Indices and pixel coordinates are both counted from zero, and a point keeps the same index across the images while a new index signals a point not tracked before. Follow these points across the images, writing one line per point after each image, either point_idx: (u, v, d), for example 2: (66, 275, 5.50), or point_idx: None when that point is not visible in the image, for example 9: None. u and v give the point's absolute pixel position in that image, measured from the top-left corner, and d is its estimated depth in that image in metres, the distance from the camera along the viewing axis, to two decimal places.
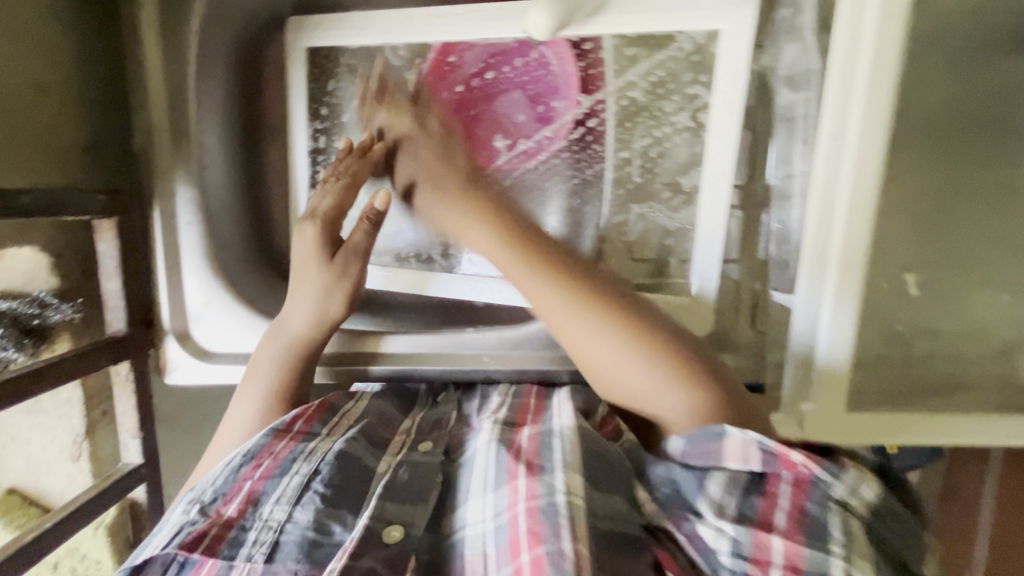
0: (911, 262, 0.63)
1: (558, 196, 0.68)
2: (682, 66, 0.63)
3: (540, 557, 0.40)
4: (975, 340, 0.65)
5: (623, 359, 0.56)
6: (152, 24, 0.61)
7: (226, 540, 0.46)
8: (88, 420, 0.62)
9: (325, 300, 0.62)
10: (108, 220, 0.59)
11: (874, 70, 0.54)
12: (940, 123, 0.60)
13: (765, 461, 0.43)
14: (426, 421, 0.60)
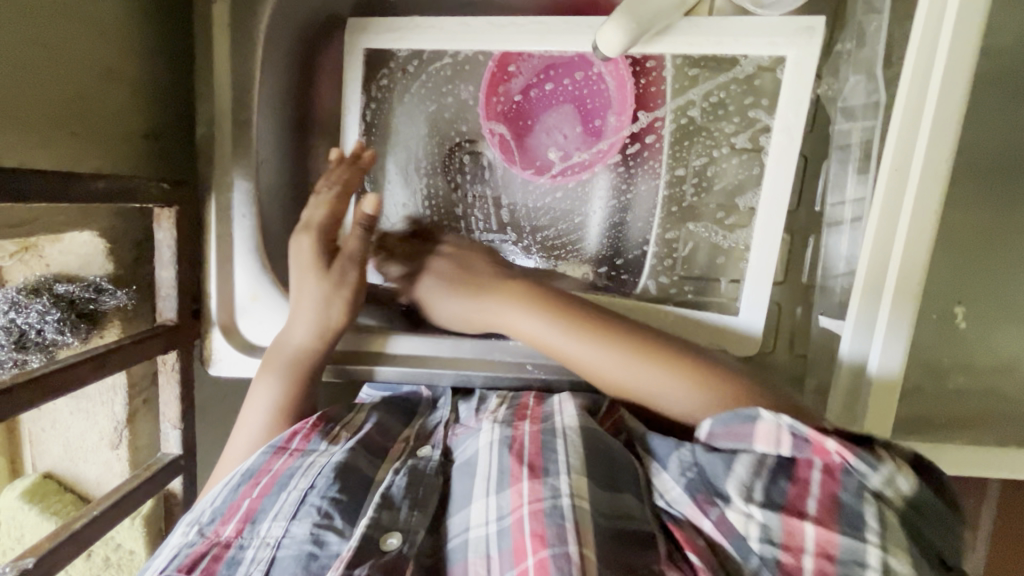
0: (959, 294, 0.61)
1: (610, 208, 0.69)
2: (744, 89, 0.63)
3: (546, 560, 0.39)
4: (1008, 375, 0.63)
5: (628, 367, 0.53)
6: (222, 18, 0.60)
7: (225, 560, 0.46)
8: (131, 408, 0.62)
9: (324, 313, 0.61)
10: (166, 209, 0.58)
11: (946, 91, 0.49)
12: (994, 151, 0.58)
13: (799, 448, 0.41)
14: (427, 427, 0.61)
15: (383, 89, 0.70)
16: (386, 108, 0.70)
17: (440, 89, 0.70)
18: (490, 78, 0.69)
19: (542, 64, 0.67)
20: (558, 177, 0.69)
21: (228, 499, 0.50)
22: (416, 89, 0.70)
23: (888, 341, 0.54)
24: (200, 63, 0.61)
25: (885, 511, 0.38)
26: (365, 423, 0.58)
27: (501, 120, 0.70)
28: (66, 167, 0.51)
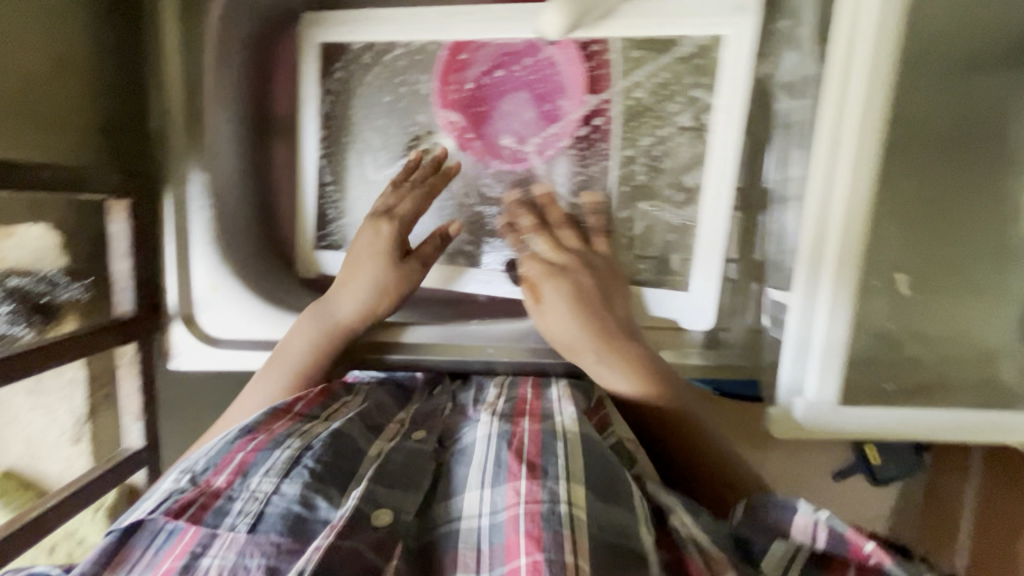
0: (899, 263, 0.69)
1: (568, 191, 0.69)
2: (686, 68, 0.65)
3: (539, 562, 0.41)
4: (959, 343, 0.71)
5: (611, 375, 0.61)
6: (172, 12, 0.62)
7: (212, 509, 0.47)
8: (91, 402, 0.62)
9: (378, 297, 0.64)
10: (121, 200, 0.60)
11: (873, 67, 0.52)
12: (936, 134, 0.67)
13: (835, 545, 0.46)
14: (422, 410, 0.63)
15: (337, 80, 0.68)
16: (342, 101, 0.68)
17: (393, 79, 0.69)
18: (444, 65, 0.69)
19: (497, 51, 0.68)
20: (513, 163, 0.70)
21: (220, 452, 0.52)
22: (371, 80, 0.69)
23: (832, 309, 0.57)
24: (151, 57, 0.63)
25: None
26: (364, 402, 0.61)
27: (456, 108, 0.70)
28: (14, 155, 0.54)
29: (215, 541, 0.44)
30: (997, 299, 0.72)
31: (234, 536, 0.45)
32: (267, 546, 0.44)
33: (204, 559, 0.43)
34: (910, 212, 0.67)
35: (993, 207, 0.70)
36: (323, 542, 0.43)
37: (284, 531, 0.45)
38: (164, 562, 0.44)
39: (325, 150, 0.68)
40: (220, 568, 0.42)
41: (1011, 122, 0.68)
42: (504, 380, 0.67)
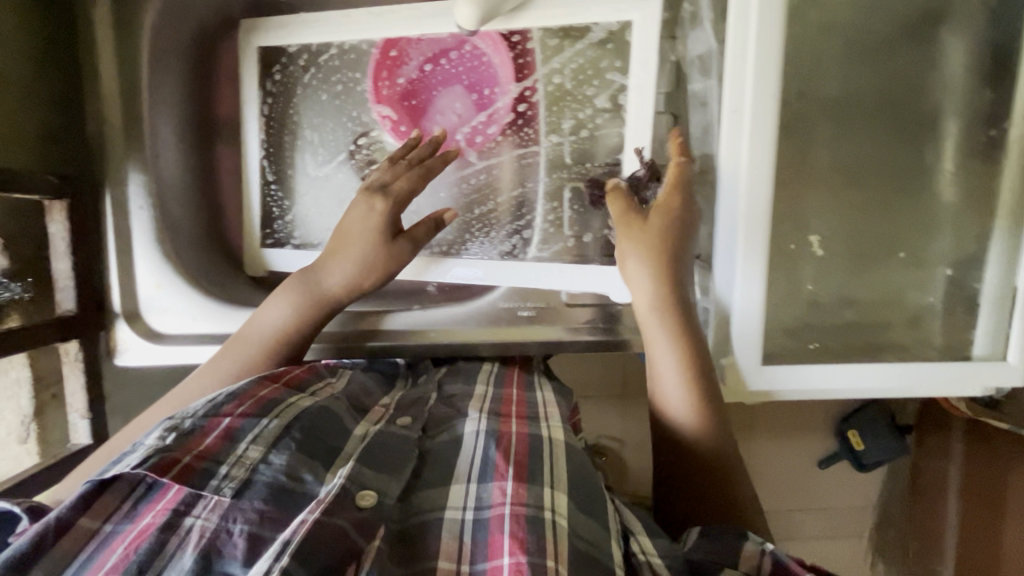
0: (813, 224, 0.71)
1: (506, 176, 0.73)
2: (599, 53, 0.68)
3: (521, 563, 0.44)
4: (891, 307, 0.72)
5: (664, 363, 0.59)
6: (106, 20, 0.65)
7: (197, 470, 0.49)
8: (37, 402, 0.64)
9: (366, 273, 0.65)
10: (59, 202, 0.62)
11: (761, 42, 0.57)
12: (844, 103, 0.69)
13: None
14: (405, 398, 0.66)
15: (276, 83, 0.72)
16: (281, 102, 0.72)
17: (329, 79, 0.72)
18: (377, 64, 0.72)
19: (427, 47, 0.71)
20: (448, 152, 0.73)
21: (208, 414, 0.54)
22: (307, 81, 0.72)
23: (744, 271, 0.60)
24: (87, 65, 0.65)
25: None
26: (347, 382, 0.66)
27: (391, 104, 0.73)
28: None
29: (200, 501, 0.47)
30: (915, 257, 0.72)
31: (220, 500, 0.47)
32: (249, 514, 0.46)
33: (188, 519, 0.45)
34: (824, 180, 0.70)
35: (910, 170, 0.71)
36: (309, 516, 0.45)
37: (267, 499, 0.48)
38: (146, 515, 0.46)
39: (266, 148, 0.72)
40: (203, 529, 0.45)
41: (929, 90, 0.69)
42: (489, 373, 0.70)
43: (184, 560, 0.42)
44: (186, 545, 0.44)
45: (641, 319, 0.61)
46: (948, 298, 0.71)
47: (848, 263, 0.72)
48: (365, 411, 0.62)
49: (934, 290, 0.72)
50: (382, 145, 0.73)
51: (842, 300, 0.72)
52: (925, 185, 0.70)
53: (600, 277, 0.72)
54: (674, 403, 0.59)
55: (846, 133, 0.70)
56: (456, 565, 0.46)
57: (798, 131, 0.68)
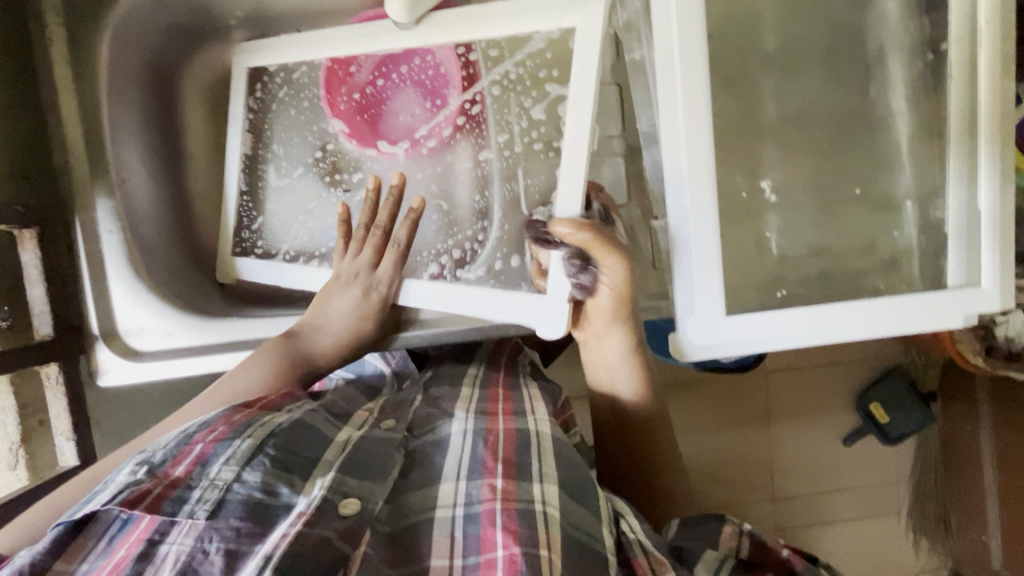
0: (765, 170, 0.70)
1: (467, 182, 0.71)
2: (539, 63, 0.65)
3: (515, 556, 0.47)
4: (863, 254, 0.71)
5: (628, 389, 0.69)
6: (61, 54, 0.67)
7: (171, 497, 0.51)
8: (23, 428, 0.66)
9: (349, 339, 0.71)
10: (28, 230, 0.64)
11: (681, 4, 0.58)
12: (786, 52, 0.70)
13: (755, 554, 0.60)
14: (390, 402, 0.73)
15: (258, 100, 0.77)
16: (260, 117, 0.76)
17: (298, 95, 0.75)
18: (328, 79, 0.74)
19: (377, 59, 0.72)
20: (399, 159, 0.74)
21: (179, 445, 0.57)
22: (280, 98, 0.76)
23: (694, 226, 0.60)
24: (48, 99, 0.67)
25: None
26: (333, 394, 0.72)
27: (348, 117, 0.75)
28: None
29: (174, 528, 0.49)
30: (886, 201, 0.71)
31: (195, 523, 0.50)
32: (226, 532, 0.49)
33: (163, 546, 0.48)
34: (779, 130, 0.71)
35: (859, 110, 0.70)
36: (291, 528, 0.48)
37: (244, 515, 0.50)
38: (121, 548, 0.50)
39: (246, 167, 0.76)
40: (178, 553, 0.47)
41: (870, 32, 0.69)
42: (475, 379, 0.75)
43: None
44: (163, 569, 0.47)
45: (600, 355, 0.68)
46: (923, 231, 0.69)
47: (813, 209, 0.72)
48: (348, 417, 0.68)
49: (906, 225, 0.70)
50: (343, 155, 0.75)
51: (813, 249, 0.71)
52: (875, 121, 0.70)
53: (517, 309, 0.65)
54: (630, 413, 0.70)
55: (793, 80, 0.70)
56: (449, 561, 0.50)
57: (741, 82, 0.68)
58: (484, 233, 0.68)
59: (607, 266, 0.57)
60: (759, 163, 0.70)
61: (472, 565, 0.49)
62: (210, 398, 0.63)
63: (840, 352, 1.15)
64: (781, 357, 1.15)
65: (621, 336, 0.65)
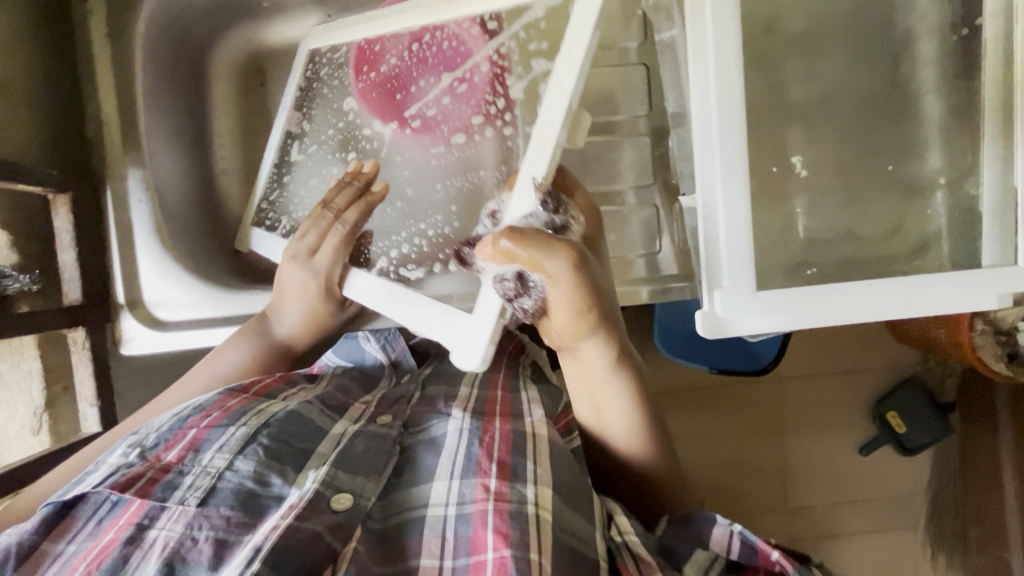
0: (795, 147, 0.70)
1: (488, 146, 0.68)
2: (532, 33, 0.65)
3: (506, 558, 0.50)
4: (891, 239, 0.70)
5: (619, 418, 0.61)
6: (99, 30, 0.69)
7: (161, 483, 0.54)
8: (48, 393, 0.66)
9: (307, 324, 0.70)
10: (61, 195, 0.64)
11: None
12: (815, 33, 0.70)
13: (748, 554, 0.57)
14: (388, 395, 0.70)
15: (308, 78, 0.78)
16: (307, 95, 0.77)
17: (334, 75, 0.76)
18: (356, 57, 0.75)
19: (392, 35, 0.71)
20: (411, 130, 0.73)
21: (173, 428, 0.58)
22: (320, 76, 0.77)
23: (725, 192, 0.58)
24: (86, 73, 0.69)
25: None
26: (328, 386, 0.69)
27: (371, 94, 0.75)
28: None
29: (164, 514, 0.51)
30: (913, 184, 0.70)
31: (185, 509, 0.51)
32: (216, 521, 0.51)
33: (151, 531, 0.50)
34: (809, 110, 0.70)
35: (891, 90, 0.70)
36: (282, 521, 0.50)
37: (234, 504, 0.52)
38: (109, 530, 0.51)
39: (290, 146, 0.77)
40: (167, 539, 0.49)
41: (900, 15, 0.69)
42: (475, 379, 0.72)
43: (148, 568, 0.47)
44: (151, 555, 0.48)
45: (582, 377, 0.60)
46: (952, 215, 0.69)
47: (840, 191, 0.71)
48: (342, 411, 0.65)
49: (936, 209, 0.70)
50: (356, 130, 0.76)
51: (838, 231, 0.71)
52: (906, 103, 0.70)
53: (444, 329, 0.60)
54: (627, 446, 0.63)
55: (818, 60, 0.70)
56: (439, 561, 0.52)
57: (769, 62, 0.68)
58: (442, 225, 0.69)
59: (552, 271, 0.48)
60: (786, 142, 0.70)
61: (462, 566, 0.52)
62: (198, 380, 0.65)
63: (857, 360, 1.14)
64: (796, 364, 1.14)
65: (600, 357, 0.57)
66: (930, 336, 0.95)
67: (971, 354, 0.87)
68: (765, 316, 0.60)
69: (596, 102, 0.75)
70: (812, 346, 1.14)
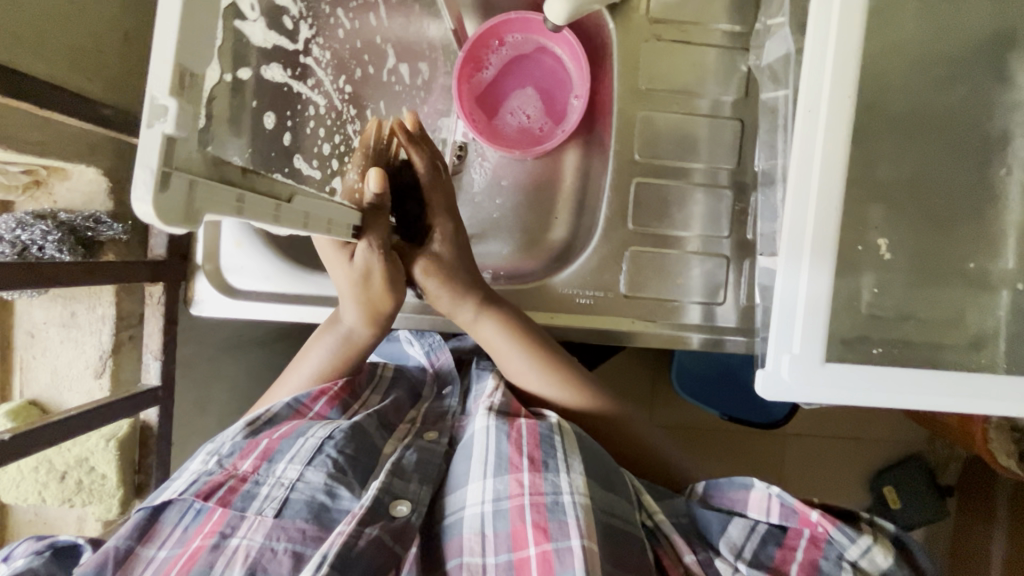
0: (881, 228, 0.71)
1: None
2: None
3: (546, 550, 0.51)
4: (953, 329, 0.71)
5: (513, 360, 0.72)
6: None
7: (239, 493, 0.57)
8: (116, 339, 0.66)
9: (366, 306, 0.68)
10: None
11: (838, 57, 0.57)
12: (914, 118, 0.71)
13: (786, 516, 0.60)
14: (433, 411, 0.73)
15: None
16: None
17: None
18: (465, 63, 0.82)
19: None
20: None
21: (246, 439, 0.62)
22: None
23: (813, 264, 0.59)
24: None
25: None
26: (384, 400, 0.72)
27: (463, 97, 0.82)
28: (79, 90, 0.58)
29: (244, 523, 0.55)
30: (978, 278, 0.72)
31: (264, 519, 0.55)
32: (293, 533, 0.54)
33: (233, 539, 0.53)
34: (896, 192, 0.71)
35: (978, 186, 0.72)
36: (345, 528, 0.53)
37: (309, 518, 0.55)
38: (196, 538, 0.55)
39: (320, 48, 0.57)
40: (248, 549, 0.52)
41: (993, 116, 0.71)
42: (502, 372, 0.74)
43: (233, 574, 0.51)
44: (234, 562, 0.52)
45: (468, 324, 0.73)
46: (1014, 318, 0.70)
47: (910, 274, 0.71)
48: (392, 428, 0.68)
49: (997, 309, 0.71)
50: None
51: (904, 313, 0.71)
52: (986, 201, 0.72)
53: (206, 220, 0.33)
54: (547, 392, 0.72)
55: (913, 145, 0.71)
56: (481, 557, 0.54)
57: (867, 140, 0.69)
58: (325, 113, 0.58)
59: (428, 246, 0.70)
60: (870, 221, 0.70)
61: (505, 561, 0.53)
62: (293, 380, 0.72)
63: (862, 427, 1.15)
64: (804, 424, 1.15)
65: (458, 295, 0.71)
66: (942, 421, 0.97)
67: (982, 444, 0.90)
68: (825, 389, 0.61)
69: (685, 149, 0.76)
70: (828, 412, 1.15)
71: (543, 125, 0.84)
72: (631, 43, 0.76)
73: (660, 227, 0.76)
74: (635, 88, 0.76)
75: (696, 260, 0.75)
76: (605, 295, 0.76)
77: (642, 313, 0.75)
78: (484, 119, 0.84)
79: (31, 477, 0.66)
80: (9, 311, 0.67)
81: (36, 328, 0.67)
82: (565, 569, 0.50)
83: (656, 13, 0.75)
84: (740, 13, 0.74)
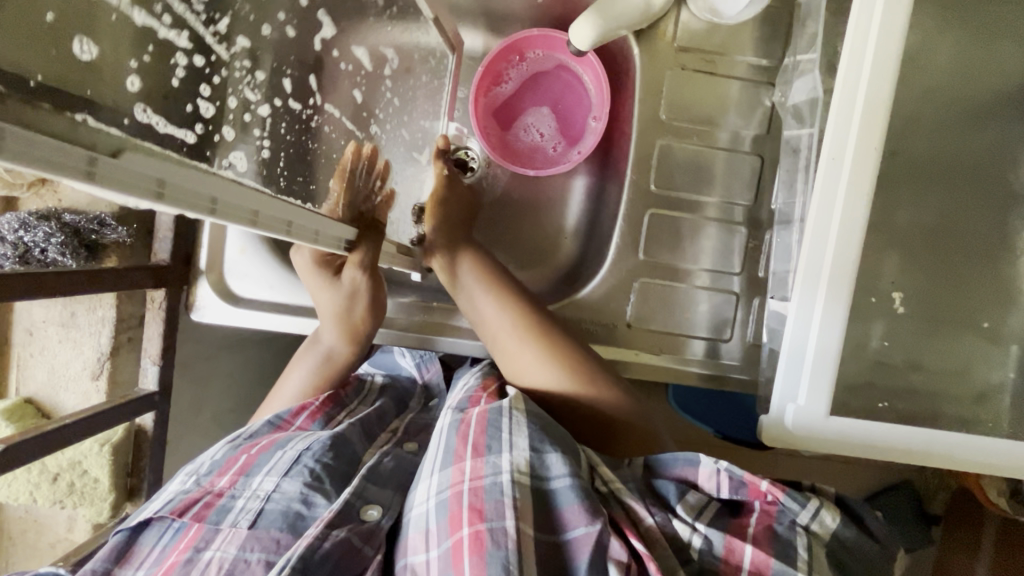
0: (897, 280, 0.69)
1: None
2: None
3: (480, 531, 0.50)
4: (958, 382, 0.70)
5: (513, 340, 0.72)
6: None
7: (215, 506, 0.57)
8: (115, 342, 0.66)
9: (344, 318, 0.70)
10: None
11: (866, 108, 0.56)
12: (936, 167, 0.69)
13: (737, 489, 0.57)
14: (415, 422, 0.72)
15: None
16: None
17: None
18: (484, 73, 0.80)
19: None
20: None
21: (225, 455, 0.62)
22: None
23: (825, 310, 0.59)
24: None
25: (813, 542, 0.54)
26: (368, 409, 0.71)
27: (478, 112, 0.81)
28: None
29: (217, 536, 0.54)
30: (990, 333, 0.70)
31: (238, 530, 0.54)
32: (267, 543, 0.54)
33: (207, 552, 0.53)
34: (912, 240, 0.69)
35: (998, 239, 0.70)
36: (312, 530, 0.53)
37: (283, 527, 0.55)
38: (171, 554, 0.54)
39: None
40: (221, 561, 0.52)
41: (1016, 169, 0.70)
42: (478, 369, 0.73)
43: None
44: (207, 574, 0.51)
45: (469, 295, 0.75)
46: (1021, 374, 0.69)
47: (921, 325, 0.70)
48: (373, 437, 0.67)
49: (1006, 364, 0.70)
50: None
51: (911, 363, 0.70)
52: (1006, 254, 0.70)
53: (110, 192, 0.29)
54: (551, 379, 0.70)
55: (934, 195, 0.70)
56: (427, 552, 0.53)
57: (889, 186, 0.67)
58: (228, 67, 0.45)
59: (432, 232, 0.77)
60: (885, 269, 0.68)
61: (445, 551, 0.51)
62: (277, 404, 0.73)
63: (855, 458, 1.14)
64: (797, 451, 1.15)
65: (462, 264, 0.76)
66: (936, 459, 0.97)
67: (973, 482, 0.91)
68: (833, 439, 0.62)
69: (701, 180, 0.74)
70: None
71: (556, 146, 0.83)
72: (655, 71, 0.74)
73: (671, 259, 0.75)
74: (655, 117, 0.74)
75: (704, 295, 0.74)
76: (611, 326, 0.75)
77: (646, 345, 0.75)
78: (499, 135, 0.83)
79: (23, 478, 0.66)
80: (10, 309, 0.66)
81: (34, 326, 0.66)
82: (496, 550, 0.49)
83: (682, 42, 0.73)
84: (767, 47, 0.73)
